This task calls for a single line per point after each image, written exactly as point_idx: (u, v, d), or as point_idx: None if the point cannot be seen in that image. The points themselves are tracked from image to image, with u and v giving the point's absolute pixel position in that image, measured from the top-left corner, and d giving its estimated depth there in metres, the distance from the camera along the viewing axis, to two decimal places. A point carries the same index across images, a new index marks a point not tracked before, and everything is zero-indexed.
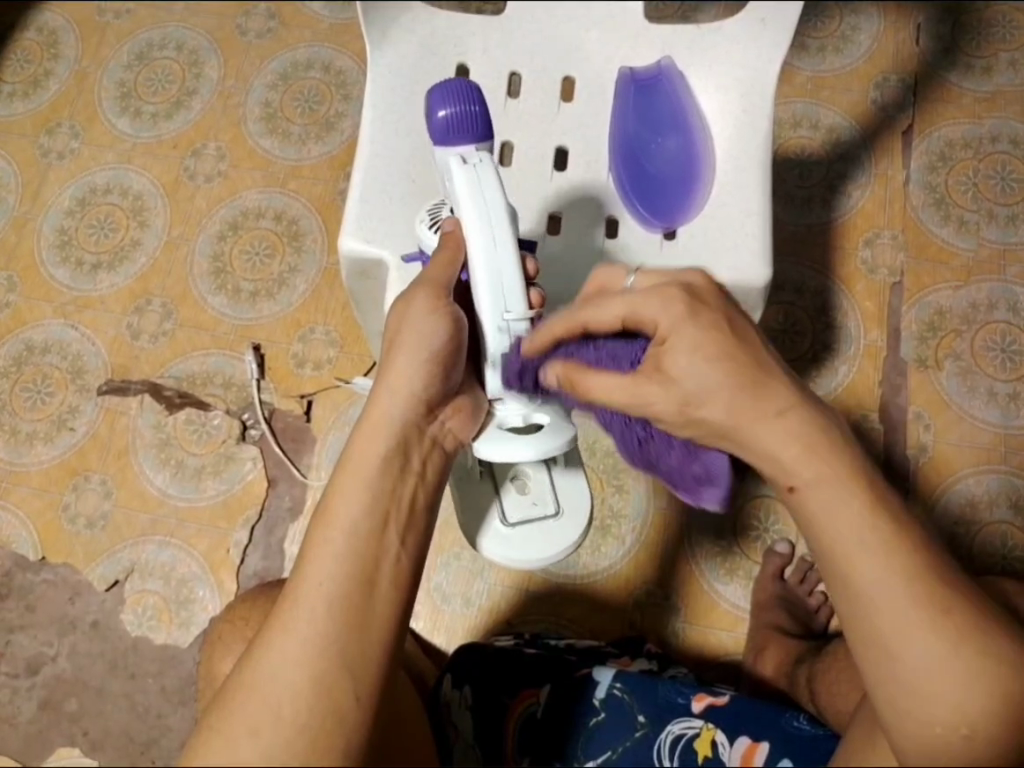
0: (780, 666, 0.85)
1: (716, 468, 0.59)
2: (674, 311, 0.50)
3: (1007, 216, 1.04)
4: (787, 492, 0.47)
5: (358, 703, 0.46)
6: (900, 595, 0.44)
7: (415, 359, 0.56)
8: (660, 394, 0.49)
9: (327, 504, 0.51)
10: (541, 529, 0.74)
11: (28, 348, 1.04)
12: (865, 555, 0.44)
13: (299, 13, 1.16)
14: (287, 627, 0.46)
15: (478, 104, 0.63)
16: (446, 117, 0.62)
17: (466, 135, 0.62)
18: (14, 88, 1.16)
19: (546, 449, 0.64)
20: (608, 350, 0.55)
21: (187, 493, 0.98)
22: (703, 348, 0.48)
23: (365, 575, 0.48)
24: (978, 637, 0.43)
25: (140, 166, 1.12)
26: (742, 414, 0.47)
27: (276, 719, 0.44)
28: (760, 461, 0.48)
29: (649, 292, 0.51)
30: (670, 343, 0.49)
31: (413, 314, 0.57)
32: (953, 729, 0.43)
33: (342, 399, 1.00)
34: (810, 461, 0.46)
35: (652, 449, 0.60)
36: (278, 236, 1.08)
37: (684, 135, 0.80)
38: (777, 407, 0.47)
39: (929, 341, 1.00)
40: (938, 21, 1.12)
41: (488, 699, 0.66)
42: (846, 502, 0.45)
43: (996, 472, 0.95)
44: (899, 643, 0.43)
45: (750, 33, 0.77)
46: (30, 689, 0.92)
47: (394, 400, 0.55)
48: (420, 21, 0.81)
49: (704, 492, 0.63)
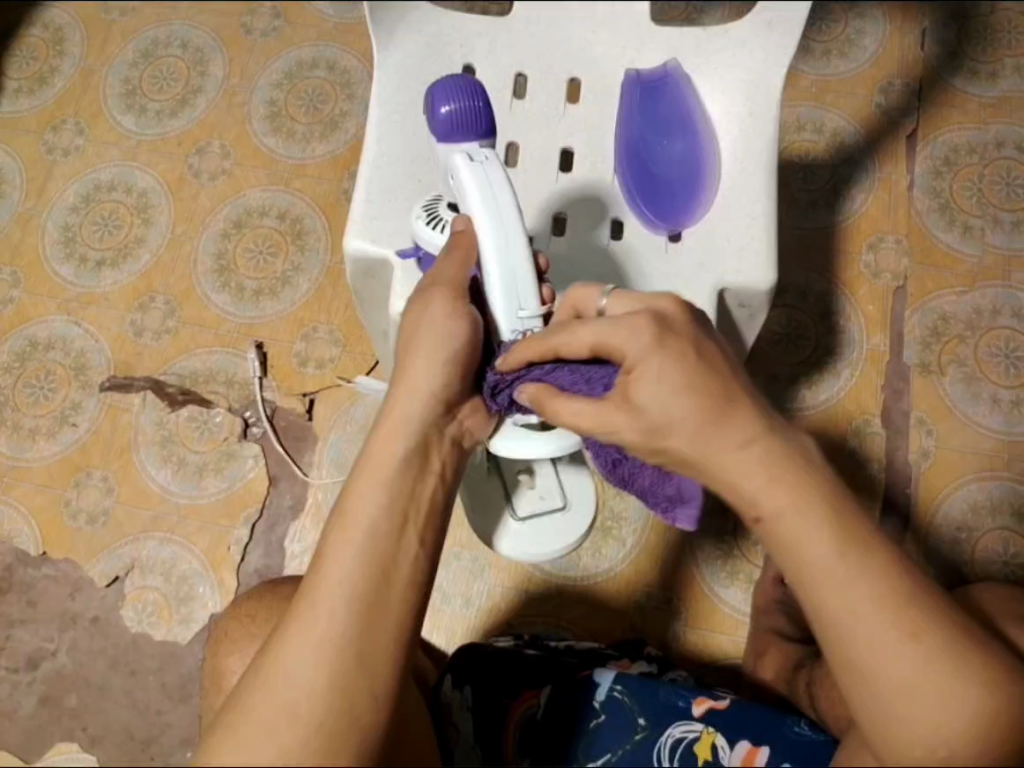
0: (780, 673, 0.84)
1: (686, 491, 0.54)
2: (643, 340, 0.48)
3: (1012, 222, 1.04)
4: (754, 522, 0.46)
5: (374, 700, 0.46)
6: (874, 617, 0.43)
7: (434, 360, 0.56)
8: (627, 422, 0.48)
9: (345, 503, 0.51)
10: (550, 522, 0.82)
11: (32, 344, 1.04)
12: (834, 579, 0.44)
13: (305, 12, 1.17)
14: (303, 628, 0.46)
15: (481, 99, 0.63)
16: (451, 113, 0.62)
17: (468, 132, 0.63)
18: (19, 84, 1.16)
19: (567, 446, 0.62)
20: (583, 373, 0.53)
21: (188, 490, 0.98)
22: (669, 378, 0.46)
23: (383, 575, 0.49)
24: (951, 650, 0.44)
25: (145, 163, 1.12)
26: (708, 441, 0.46)
27: (292, 719, 0.44)
28: (729, 492, 0.46)
29: (618, 320, 0.49)
30: (636, 373, 0.47)
31: (431, 315, 0.57)
32: (931, 748, 0.43)
33: (344, 398, 1.00)
34: (780, 487, 0.45)
35: (626, 467, 0.58)
36: (281, 235, 1.08)
37: (691, 136, 0.80)
38: (745, 434, 0.45)
39: (932, 346, 1.00)
40: (944, 26, 1.12)
41: (488, 701, 0.67)
42: (813, 530, 0.44)
43: (998, 478, 0.95)
44: (874, 667, 0.43)
45: (757, 35, 0.78)
46: (30, 684, 0.92)
47: (414, 402, 0.55)
48: (427, 20, 0.81)
49: (677, 514, 0.57)
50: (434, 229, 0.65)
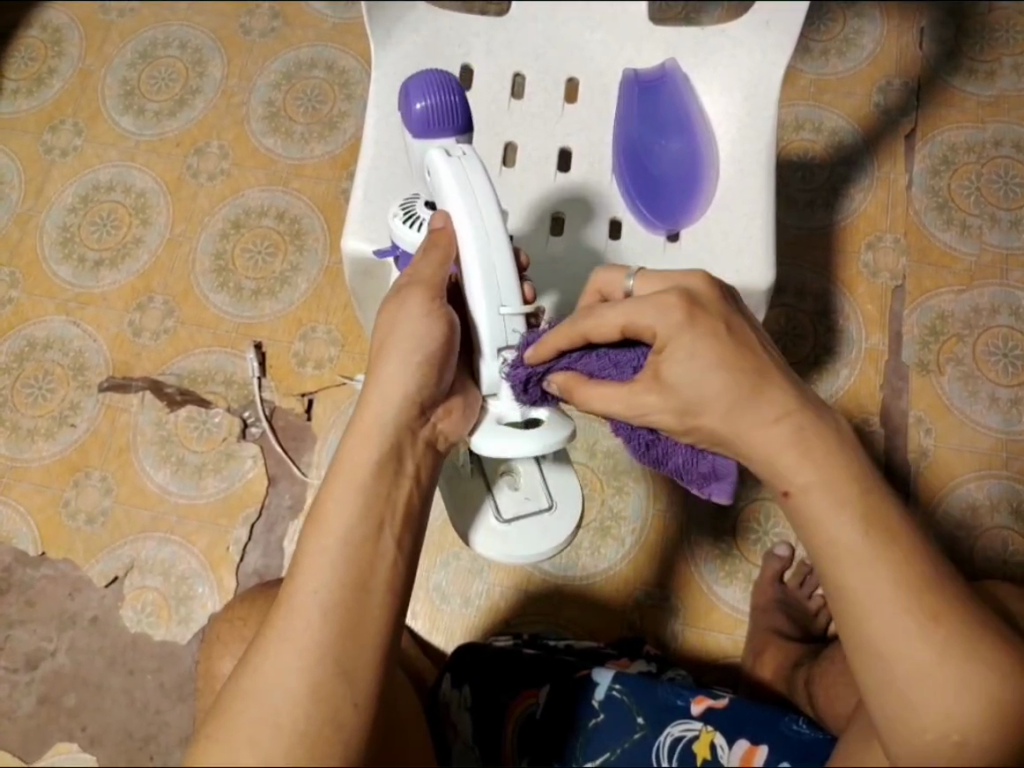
0: (779, 669, 0.85)
1: (722, 467, 0.57)
2: (673, 318, 0.50)
3: (1010, 221, 1.04)
4: (783, 496, 0.47)
5: (356, 709, 0.46)
6: (892, 598, 0.44)
7: (407, 363, 0.55)
8: (659, 401, 0.51)
9: (318, 510, 0.51)
10: (537, 523, 0.72)
11: (30, 344, 1.04)
12: (856, 557, 0.44)
13: (303, 12, 1.17)
14: (282, 636, 0.46)
15: (457, 95, 0.64)
16: (425, 109, 0.63)
17: (446, 127, 0.64)
18: (18, 85, 1.16)
19: (553, 442, 0.60)
20: (612, 357, 0.56)
21: (187, 490, 0.98)
22: (702, 354, 0.49)
23: (359, 581, 0.48)
24: (968, 640, 0.43)
25: (143, 163, 1.12)
26: (741, 417, 0.48)
27: (275, 729, 0.44)
28: (759, 465, 0.49)
29: (646, 299, 0.51)
30: (667, 352, 0.50)
31: (405, 316, 0.56)
32: (945, 737, 0.43)
33: (343, 398, 1.01)
34: (807, 465, 0.46)
35: (657, 448, 0.58)
36: (280, 235, 1.08)
37: (687, 137, 0.80)
38: (776, 409, 0.48)
39: (930, 345, 1.00)
40: (942, 25, 1.13)
41: (487, 699, 0.67)
42: (835, 506, 0.45)
43: (997, 477, 0.95)
44: (890, 647, 0.43)
45: (754, 35, 0.77)
46: (29, 684, 0.92)
47: (386, 405, 0.55)
48: (424, 20, 0.82)
49: (713, 487, 0.60)
50: (411, 228, 0.65)
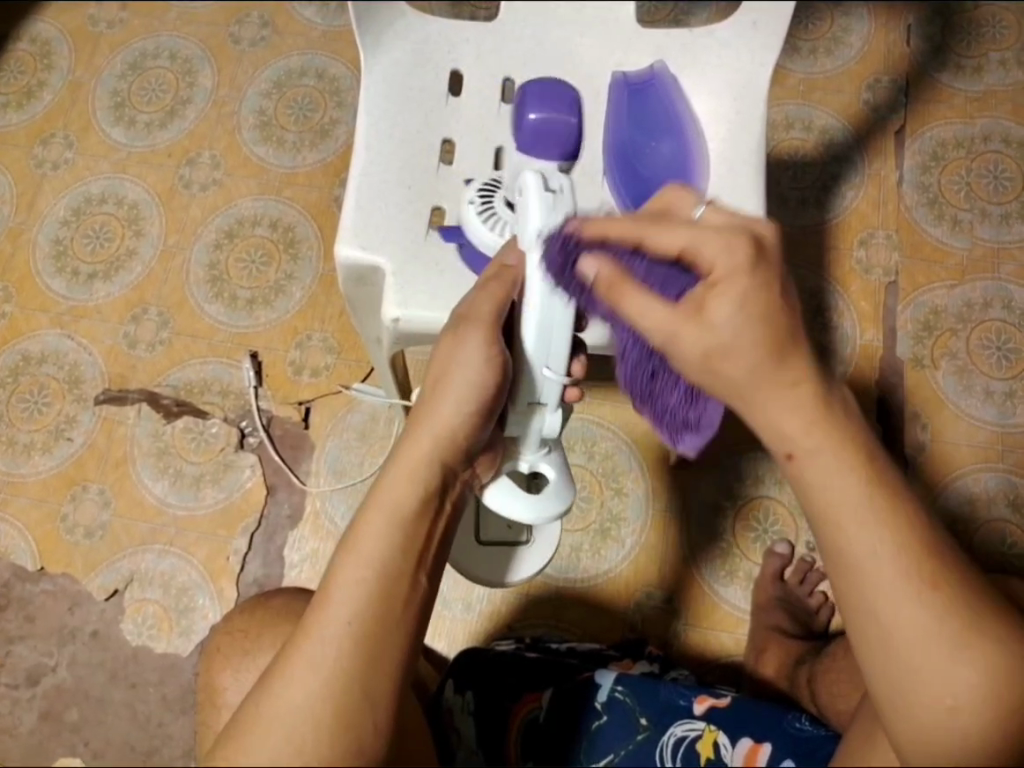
0: (782, 668, 0.86)
1: (710, 418, 0.54)
2: (739, 257, 0.43)
3: (1001, 215, 1.05)
4: (785, 459, 0.43)
5: (375, 730, 0.46)
6: (895, 562, 0.42)
7: (461, 408, 0.54)
8: (692, 336, 0.44)
9: (351, 540, 0.49)
10: (511, 553, 0.72)
11: (25, 359, 1.04)
12: (857, 521, 0.42)
13: (291, 21, 1.17)
14: (308, 660, 0.45)
15: (573, 116, 0.78)
16: (538, 118, 0.77)
17: (549, 148, 0.79)
18: (7, 99, 1.16)
19: (547, 515, 0.63)
20: (657, 271, 0.48)
21: (186, 501, 0.98)
22: (750, 303, 0.43)
23: (391, 614, 0.48)
24: (967, 607, 0.42)
25: (135, 175, 1.12)
26: (762, 376, 0.43)
27: (295, 750, 0.43)
28: (759, 426, 0.44)
29: (715, 228, 0.45)
30: (719, 287, 0.43)
31: (465, 355, 0.55)
32: (938, 701, 0.42)
33: (340, 405, 1.01)
34: (817, 431, 0.43)
35: (657, 382, 0.54)
36: (273, 244, 1.08)
37: (677, 138, 0.79)
38: (797, 373, 0.43)
39: (925, 340, 1.01)
40: (928, 22, 1.13)
41: (490, 703, 0.66)
42: (842, 469, 0.42)
43: (993, 470, 0.95)
44: (886, 613, 0.42)
45: (742, 37, 0.78)
46: (30, 700, 0.91)
47: (436, 447, 0.53)
48: (414, 28, 0.82)
49: (681, 439, 0.56)
50: (489, 225, 0.71)
